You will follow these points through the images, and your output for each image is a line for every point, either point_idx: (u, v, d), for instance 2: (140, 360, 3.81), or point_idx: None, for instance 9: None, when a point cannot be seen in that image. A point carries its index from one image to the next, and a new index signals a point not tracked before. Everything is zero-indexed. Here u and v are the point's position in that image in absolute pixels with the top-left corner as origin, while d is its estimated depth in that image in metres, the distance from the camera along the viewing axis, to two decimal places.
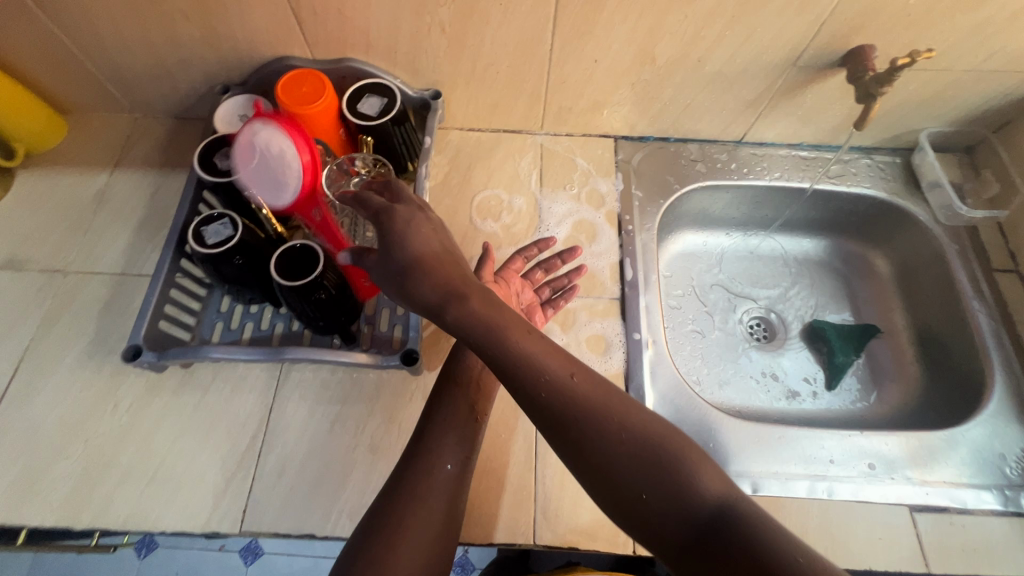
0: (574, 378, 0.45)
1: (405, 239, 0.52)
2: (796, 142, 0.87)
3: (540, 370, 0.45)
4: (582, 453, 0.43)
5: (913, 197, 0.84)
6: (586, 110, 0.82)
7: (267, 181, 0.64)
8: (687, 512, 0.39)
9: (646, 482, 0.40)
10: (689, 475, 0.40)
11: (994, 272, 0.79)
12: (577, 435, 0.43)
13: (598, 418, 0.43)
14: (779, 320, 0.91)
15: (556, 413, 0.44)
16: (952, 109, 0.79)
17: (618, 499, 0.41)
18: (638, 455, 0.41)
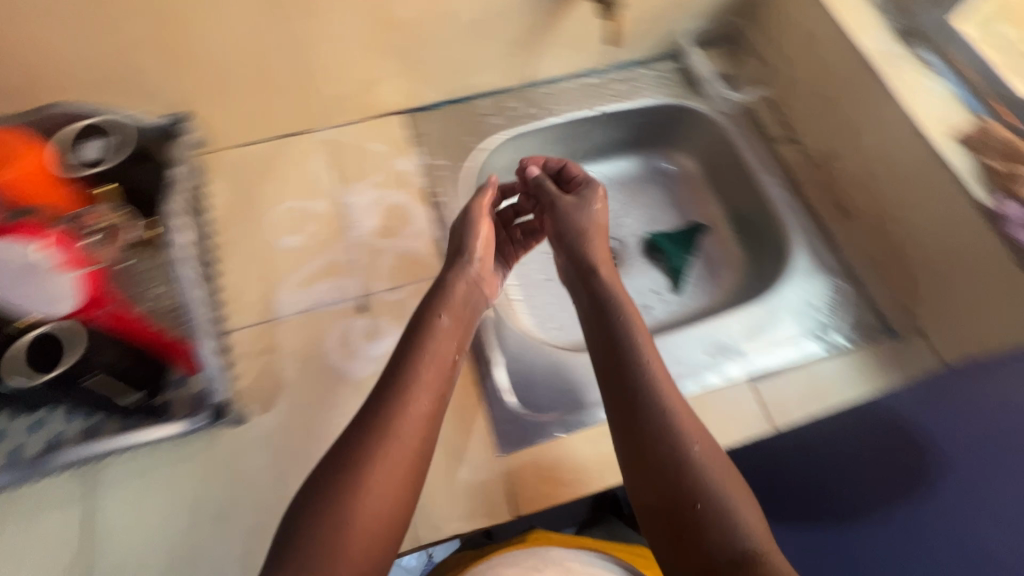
0: (677, 396, 0.57)
1: (574, 216, 0.73)
2: (579, 71, 0.87)
3: (650, 369, 0.58)
4: (654, 445, 0.54)
5: (694, 96, 0.89)
6: (359, 93, 0.77)
7: (38, 298, 0.50)
8: (726, 530, 0.49)
9: (698, 491, 0.51)
10: (735, 508, 0.50)
11: (775, 145, 0.85)
12: (659, 432, 0.54)
13: (677, 431, 0.54)
14: (620, 243, 0.94)
15: (655, 410, 0.55)
16: (697, 5, 0.83)
17: (666, 495, 0.52)
18: (710, 478, 0.52)
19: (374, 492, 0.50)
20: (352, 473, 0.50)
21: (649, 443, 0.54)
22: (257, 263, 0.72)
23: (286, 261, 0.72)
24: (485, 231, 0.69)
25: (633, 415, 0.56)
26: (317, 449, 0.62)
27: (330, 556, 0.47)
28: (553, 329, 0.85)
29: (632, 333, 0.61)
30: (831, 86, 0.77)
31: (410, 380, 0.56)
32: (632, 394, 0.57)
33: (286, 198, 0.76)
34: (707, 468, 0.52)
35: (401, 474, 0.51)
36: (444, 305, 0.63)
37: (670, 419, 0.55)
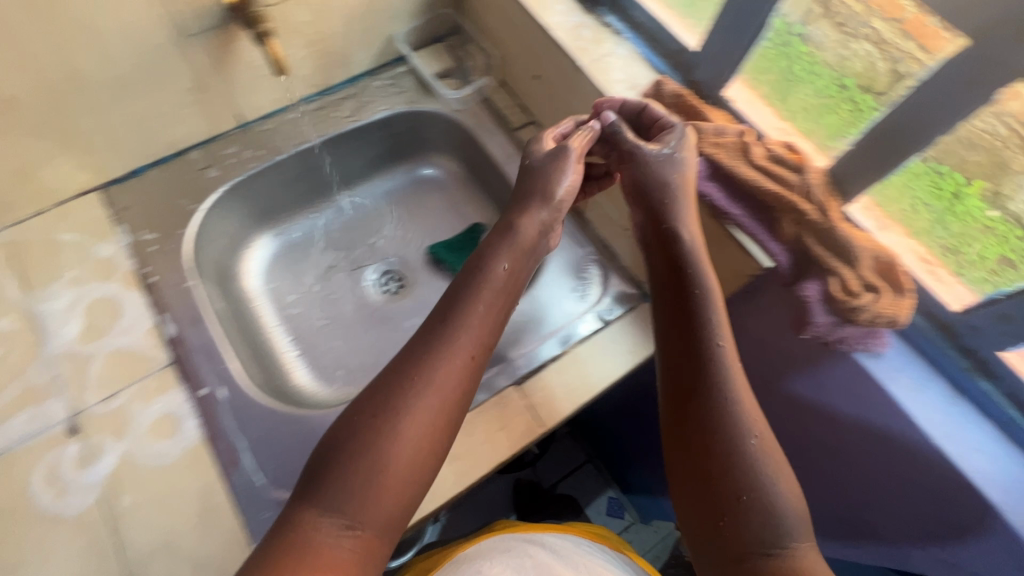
0: (741, 379, 0.51)
1: (665, 168, 0.60)
2: (298, 98, 0.81)
3: (714, 343, 0.52)
4: (706, 423, 0.49)
5: (428, 99, 0.85)
6: (19, 184, 0.66)
7: None
8: (760, 531, 0.45)
9: (746, 482, 0.46)
10: (779, 506, 0.45)
11: (516, 131, 0.84)
12: (711, 407, 0.49)
13: (739, 408, 0.49)
14: (403, 262, 0.89)
15: (718, 388, 0.50)
16: (396, 7, 0.79)
17: (703, 481, 0.48)
18: (763, 476, 0.46)
19: (397, 475, 0.45)
20: (394, 418, 0.46)
21: (698, 418, 0.49)
22: None
23: None
24: (572, 175, 0.63)
25: (684, 380, 0.51)
26: None
27: (356, 506, 0.44)
28: (342, 374, 0.80)
29: (710, 288, 0.54)
30: (539, 65, 0.76)
31: (446, 367, 0.49)
32: (688, 350, 0.52)
33: None
34: (760, 464, 0.47)
35: (430, 450, 0.47)
36: (507, 249, 0.59)
37: (727, 397, 0.49)
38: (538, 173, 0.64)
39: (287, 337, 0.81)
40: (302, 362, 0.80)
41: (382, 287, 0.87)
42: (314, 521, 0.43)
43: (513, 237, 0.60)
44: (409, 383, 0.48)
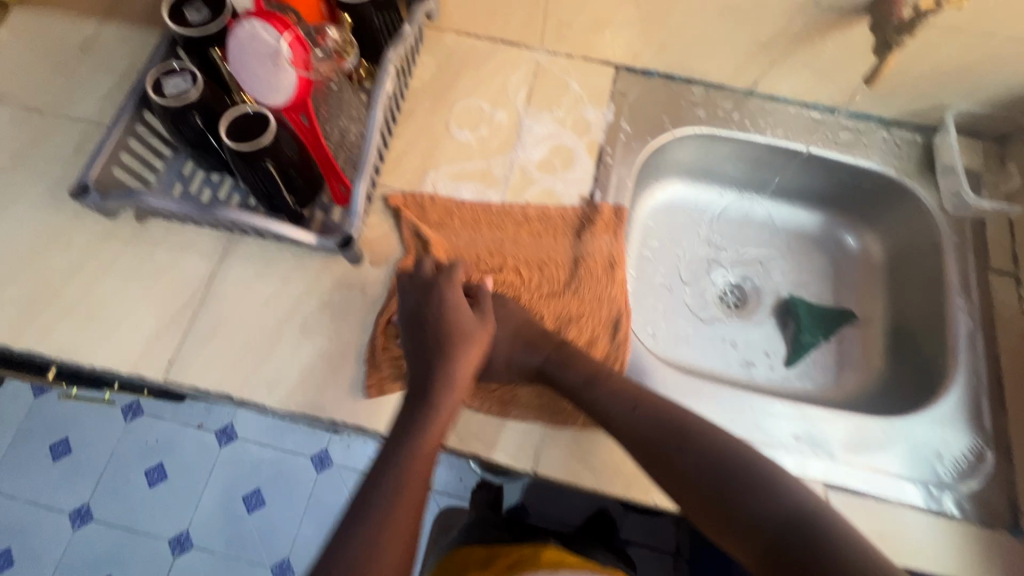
0: (672, 412, 0.58)
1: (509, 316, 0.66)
2: (811, 102, 0.80)
3: (638, 398, 0.59)
4: (687, 472, 0.54)
5: (923, 179, 0.78)
6: (587, 29, 0.77)
7: (265, 72, 0.60)
8: (764, 515, 0.50)
9: (741, 474, 0.52)
10: (755, 500, 0.51)
11: (989, 272, 0.73)
12: (668, 440, 0.55)
13: (696, 441, 0.55)
14: (754, 289, 0.88)
15: (684, 450, 0.55)
16: (987, 87, 0.72)
17: (695, 489, 0.53)
18: (754, 493, 0.51)
19: (404, 498, 0.50)
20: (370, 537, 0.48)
21: (674, 468, 0.54)
22: (428, 138, 0.77)
23: (450, 151, 0.76)
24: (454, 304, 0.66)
25: (649, 444, 0.56)
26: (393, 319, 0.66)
27: None
28: (649, 333, 0.83)
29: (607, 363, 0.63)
30: None
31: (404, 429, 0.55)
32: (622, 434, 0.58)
33: (476, 95, 0.80)
34: (731, 455, 0.53)
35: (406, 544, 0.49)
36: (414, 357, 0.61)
37: (685, 456, 0.54)
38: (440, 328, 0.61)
39: (632, 272, 0.86)
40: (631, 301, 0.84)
41: (722, 295, 0.88)
42: (351, 553, 0.47)
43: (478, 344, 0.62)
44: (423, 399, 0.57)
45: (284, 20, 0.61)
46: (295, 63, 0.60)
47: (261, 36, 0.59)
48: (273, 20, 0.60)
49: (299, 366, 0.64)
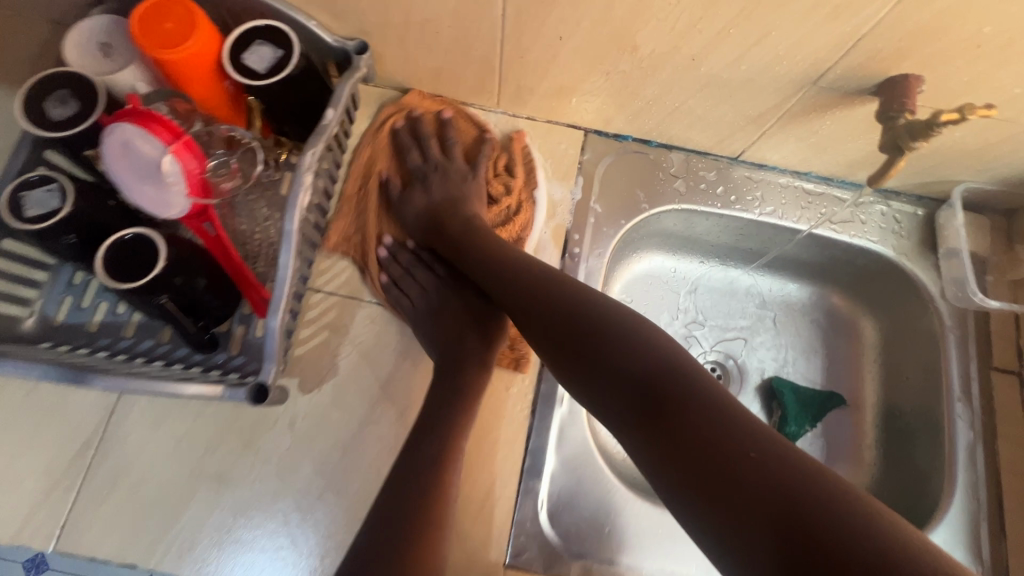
0: (548, 273, 0.55)
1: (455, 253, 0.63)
2: (803, 171, 0.71)
3: (515, 259, 0.57)
4: (558, 323, 0.51)
5: (924, 262, 0.70)
6: (550, 95, 0.66)
7: (150, 190, 0.48)
8: (625, 367, 0.46)
9: (603, 328, 0.49)
10: (617, 346, 0.47)
11: (992, 370, 0.66)
12: (589, 326, 0.49)
13: (564, 296, 0.52)
14: (737, 368, 0.80)
15: (552, 301, 0.52)
16: (1001, 165, 0.63)
17: (556, 340, 0.50)
18: (620, 344, 0.47)
19: None
20: None
21: (546, 319, 0.52)
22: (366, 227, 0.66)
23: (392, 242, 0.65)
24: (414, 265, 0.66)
25: (523, 296, 0.54)
26: (328, 459, 0.58)
27: None
28: None
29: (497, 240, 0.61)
30: None
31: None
32: (509, 288, 0.55)
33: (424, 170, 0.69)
34: (603, 311, 0.50)
35: None
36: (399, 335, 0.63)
37: (555, 303, 0.52)
38: (450, 330, 0.61)
39: None
40: None
41: None
42: None
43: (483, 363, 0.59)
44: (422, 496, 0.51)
45: (168, 124, 0.49)
46: (189, 184, 0.49)
47: (136, 147, 0.47)
48: (151, 127, 0.48)
49: (215, 524, 0.55)
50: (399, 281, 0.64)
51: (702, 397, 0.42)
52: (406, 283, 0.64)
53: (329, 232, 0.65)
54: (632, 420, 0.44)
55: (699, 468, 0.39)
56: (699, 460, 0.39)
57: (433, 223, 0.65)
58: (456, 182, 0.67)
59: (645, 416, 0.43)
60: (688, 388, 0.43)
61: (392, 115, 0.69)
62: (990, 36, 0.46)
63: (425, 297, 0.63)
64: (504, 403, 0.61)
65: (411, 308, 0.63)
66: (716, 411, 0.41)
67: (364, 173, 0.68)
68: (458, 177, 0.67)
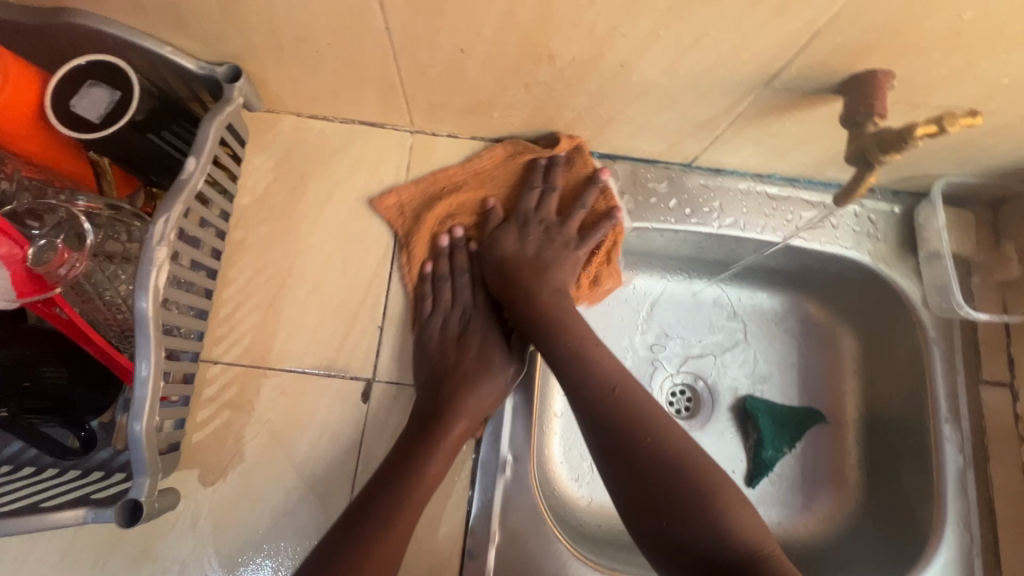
0: (635, 396, 0.50)
1: (524, 300, 0.56)
2: (765, 173, 0.63)
3: (596, 363, 0.52)
4: (639, 460, 0.47)
5: (903, 267, 0.63)
6: (467, 111, 0.56)
7: None
8: (708, 541, 0.44)
9: (689, 484, 0.45)
10: (704, 512, 0.44)
11: (982, 384, 0.60)
12: (674, 483, 0.45)
13: (643, 434, 0.48)
14: (708, 389, 0.73)
15: (630, 437, 0.48)
16: (985, 158, 0.56)
17: (630, 479, 0.47)
18: (707, 512, 0.44)
19: None
20: None
21: (629, 451, 0.47)
22: (267, 281, 0.57)
23: (299, 295, 0.57)
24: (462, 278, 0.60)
25: (599, 417, 0.49)
26: (242, 559, 0.50)
27: None
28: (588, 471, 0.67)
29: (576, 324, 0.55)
30: None
31: None
32: (583, 399, 0.50)
33: (331, 207, 0.59)
34: (693, 464, 0.46)
35: None
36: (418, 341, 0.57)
37: (638, 438, 0.48)
38: (466, 365, 0.56)
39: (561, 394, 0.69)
40: (560, 431, 0.68)
41: (670, 402, 0.73)
42: None
43: (461, 425, 0.52)
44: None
45: None
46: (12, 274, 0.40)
47: None
48: None
49: None
50: (436, 280, 0.60)
51: None
52: (446, 290, 0.60)
53: (398, 186, 0.60)
54: None
55: None
56: None
57: (505, 278, 0.58)
58: (555, 247, 0.59)
59: None
60: None
61: (535, 150, 0.60)
62: (971, 23, 0.38)
63: (450, 320, 0.59)
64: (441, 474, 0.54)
65: (431, 312, 0.58)
66: None
67: (474, 179, 0.61)
68: (562, 243, 0.59)
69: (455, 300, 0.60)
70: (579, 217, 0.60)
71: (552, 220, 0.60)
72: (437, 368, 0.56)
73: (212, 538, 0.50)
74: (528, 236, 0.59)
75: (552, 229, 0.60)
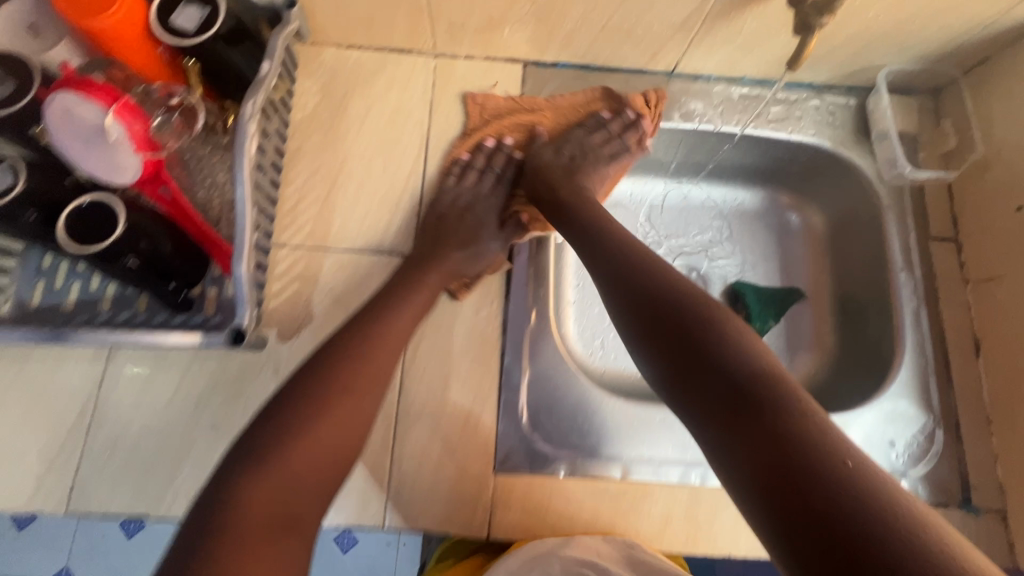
0: (646, 258, 0.53)
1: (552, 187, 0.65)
2: (737, 76, 0.74)
3: (617, 233, 0.57)
4: (650, 300, 0.49)
5: (860, 148, 0.73)
6: (482, 29, 0.67)
7: (100, 156, 0.50)
8: (716, 360, 0.42)
9: (697, 314, 0.46)
10: (712, 338, 0.44)
11: (931, 240, 0.70)
12: (683, 316, 0.46)
13: (653, 281, 0.50)
14: (701, 278, 0.83)
15: (642, 283, 0.50)
16: (917, 43, 0.67)
17: (644, 316, 0.48)
18: (712, 336, 0.44)
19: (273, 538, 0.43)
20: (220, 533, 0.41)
21: (640, 296, 0.50)
22: (322, 180, 0.68)
23: (350, 190, 0.68)
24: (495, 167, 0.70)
25: (617, 271, 0.53)
26: None
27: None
28: (598, 346, 0.77)
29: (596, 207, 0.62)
30: None
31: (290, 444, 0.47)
32: (603, 258, 0.55)
33: (371, 119, 0.70)
34: (703, 304, 0.47)
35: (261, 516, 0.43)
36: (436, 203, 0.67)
37: (649, 284, 0.50)
38: (462, 228, 0.66)
39: (573, 284, 0.79)
40: (574, 313, 0.78)
41: None
42: None
43: (437, 273, 0.62)
44: (320, 396, 0.49)
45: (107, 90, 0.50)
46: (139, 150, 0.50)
47: (80, 112, 0.48)
48: (92, 93, 0.49)
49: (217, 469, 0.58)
50: (468, 167, 0.69)
51: (800, 408, 0.37)
52: (472, 176, 0.69)
53: (490, 93, 0.71)
54: (714, 418, 0.40)
55: (777, 479, 0.34)
56: (783, 473, 0.34)
57: (531, 178, 0.67)
58: (583, 163, 0.68)
59: (730, 414, 0.39)
60: (785, 395, 0.38)
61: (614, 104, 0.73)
62: None
63: (462, 197, 0.68)
64: (478, 326, 0.64)
65: (453, 185, 0.68)
66: (816, 420, 0.36)
67: (539, 108, 0.72)
68: (591, 160, 0.69)
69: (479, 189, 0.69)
70: (608, 152, 0.70)
71: (586, 147, 0.70)
72: (444, 227, 0.66)
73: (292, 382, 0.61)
74: (563, 148, 0.69)
75: (588, 151, 0.69)
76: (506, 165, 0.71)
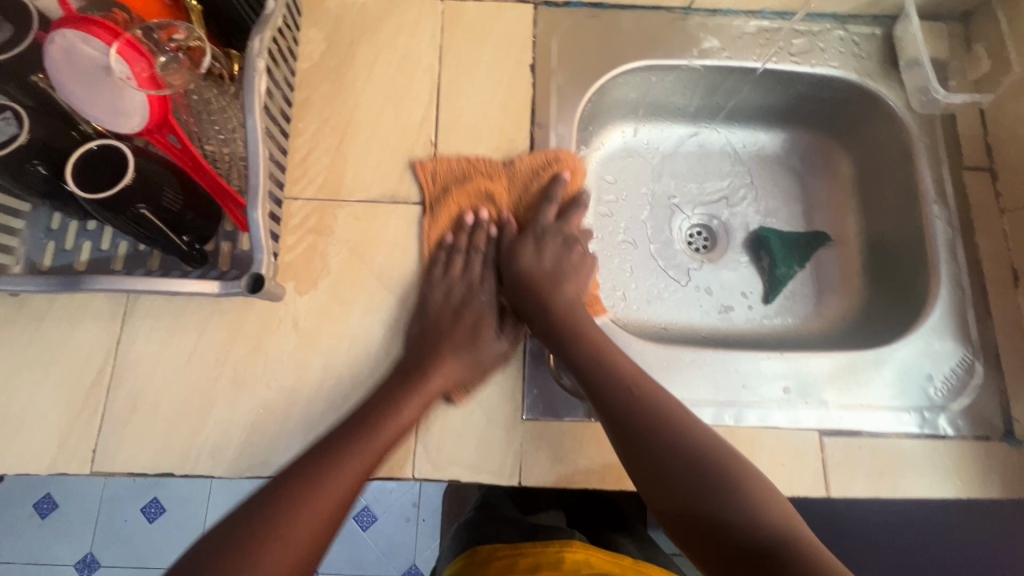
0: (649, 393, 0.54)
1: (546, 302, 0.61)
2: (757, 9, 0.71)
3: (614, 362, 0.57)
4: (660, 464, 0.50)
5: (888, 79, 0.71)
6: None
7: (105, 100, 0.48)
8: (733, 525, 0.46)
9: (704, 474, 0.49)
10: (720, 503, 0.47)
11: (964, 169, 0.68)
12: (692, 470, 0.49)
13: (660, 435, 0.52)
14: (723, 227, 0.80)
15: (649, 443, 0.51)
16: None
17: (652, 480, 0.50)
18: (721, 503, 0.47)
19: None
20: None
21: (649, 457, 0.51)
22: (332, 131, 0.65)
23: (361, 140, 0.65)
24: (475, 256, 0.64)
25: (619, 419, 0.53)
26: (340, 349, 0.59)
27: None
28: (620, 297, 0.75)
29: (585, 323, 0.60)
30: None
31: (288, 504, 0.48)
32: (605, 401, 0.54)
33: (379, 66, 0.68)
34: (710, 453, 0.50)
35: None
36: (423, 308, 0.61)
37: (658, 441, 0.51)
38: (455, 339, 0.60)
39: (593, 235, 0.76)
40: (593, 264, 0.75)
41: (689, 239, 0.80)
42: None
43: (431, 383, 0.57)
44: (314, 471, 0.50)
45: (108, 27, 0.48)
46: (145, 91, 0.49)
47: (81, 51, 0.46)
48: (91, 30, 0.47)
49: (241, 423, 0.57)
50: (451, 251, 0.64)
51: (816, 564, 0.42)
52: (459, 263, 0.64)
53: (441, 157, 0.65)
54: None
55: None
56: None
57: (522, 285, 0.63)
58: (569, 259, 0.65)
59: None
60: (802, 555, 0.42)
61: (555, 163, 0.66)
62: None
63: (451, 290, 0.63)
64: None
65: (440, 278, 0.62)
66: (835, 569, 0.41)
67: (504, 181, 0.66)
68: (573, 256, 0.65)
69: (468, 276, 0.64)
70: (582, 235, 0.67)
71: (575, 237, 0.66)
72: (432, 334, 0.60)
73: (312, 335, 0.59)
74: (543, 238, 0.65)
75: (566, 239, 0.65)
76: (486, 244, 0.66)
